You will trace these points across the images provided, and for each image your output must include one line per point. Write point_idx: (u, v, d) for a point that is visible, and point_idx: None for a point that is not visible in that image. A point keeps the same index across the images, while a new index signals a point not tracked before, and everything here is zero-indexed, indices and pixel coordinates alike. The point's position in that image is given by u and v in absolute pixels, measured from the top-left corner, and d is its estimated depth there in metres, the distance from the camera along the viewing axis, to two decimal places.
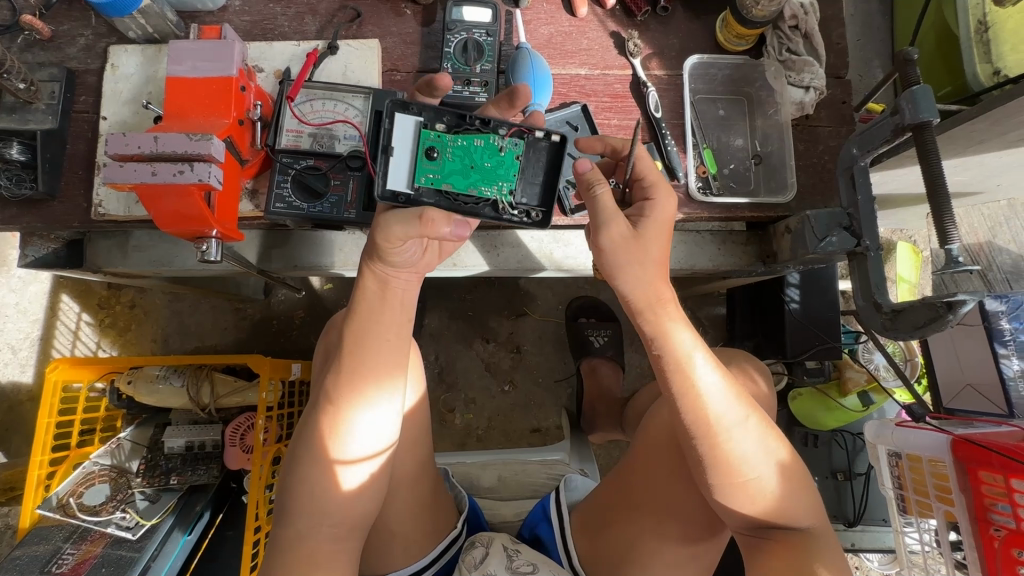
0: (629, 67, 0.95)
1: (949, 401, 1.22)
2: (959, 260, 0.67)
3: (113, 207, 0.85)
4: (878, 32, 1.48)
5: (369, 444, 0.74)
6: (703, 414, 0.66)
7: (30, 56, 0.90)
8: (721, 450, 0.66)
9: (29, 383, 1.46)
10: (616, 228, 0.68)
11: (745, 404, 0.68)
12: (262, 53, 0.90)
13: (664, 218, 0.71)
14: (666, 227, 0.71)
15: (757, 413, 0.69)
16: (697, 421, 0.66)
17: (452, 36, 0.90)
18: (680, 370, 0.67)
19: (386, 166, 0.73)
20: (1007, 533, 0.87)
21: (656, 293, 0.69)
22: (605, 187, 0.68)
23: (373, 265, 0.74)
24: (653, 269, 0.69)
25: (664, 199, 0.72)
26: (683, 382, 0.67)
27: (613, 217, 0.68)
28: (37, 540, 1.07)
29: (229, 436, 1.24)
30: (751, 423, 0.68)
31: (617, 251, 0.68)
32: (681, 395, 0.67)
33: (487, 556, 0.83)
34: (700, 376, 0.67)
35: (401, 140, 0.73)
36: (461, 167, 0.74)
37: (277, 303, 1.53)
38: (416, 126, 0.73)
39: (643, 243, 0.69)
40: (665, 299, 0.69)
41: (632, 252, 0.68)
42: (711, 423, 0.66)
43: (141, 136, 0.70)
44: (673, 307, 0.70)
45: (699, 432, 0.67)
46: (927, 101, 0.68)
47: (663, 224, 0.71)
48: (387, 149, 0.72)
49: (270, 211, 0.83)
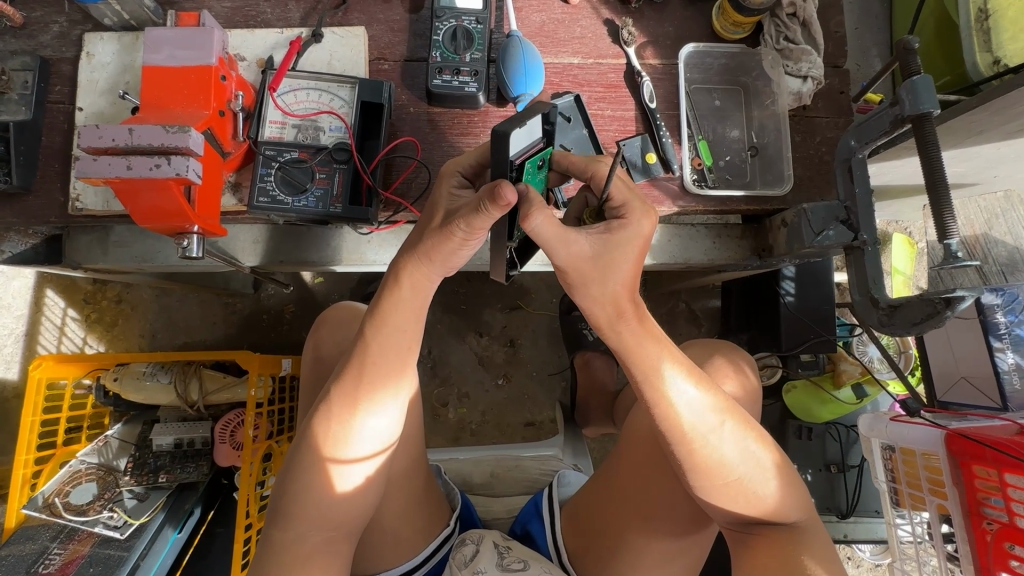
0: (623, 56, 0.93)
1: (943, 395, 1.21)
2: (958, 255, 0.65)
3: (91, 201, 0.83)
4: (877, 20, 1.45)
5: (368, 446, 0.72)
6: (677, 423, 0.64)
7: (2, 44, 0.87)
8: (698, 455, 0.65)
9: (14, 379, 1.44)
10: (569, 250, 0.59)
11: (722, 407, 0.66)
12: (243, 41, 0.87)
13: (633, 234, 0.61)
14: (635, 247, 0.61)
15: (734, 416, 0.67)
16: (671, 427, 0.65)
17: (441, 23, 0.87)
18: (649, 382, 0.64)
19: (521, 122, 0.55)
20: (999, 527, 0.87)
21: (616, 305, 0.61)
22: (544, 212, 0.56)
23: (409, 264, 0.68)
24: (616, 283, 0.60)
25: (637, 217, 0.62)
26: (655, 395, 0.64)
27: (561, 241, 0.58)
28: (24, 539, 1.06)
29: (218, 433, 1.22)
30: (727, 428, 0.66)
31: (571, 272, 0.60)
32: (654, 405, 0.64)
33: (478, 553, 0.82)
34: (671, 386, 0.64)
35: (536, 126, 0.59)
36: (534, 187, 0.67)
37: (266, 297, 1.51)
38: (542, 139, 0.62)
39: (609, 258, 0.60)
40: (626, 313, 0.62)
41: (587, 271, 0.60)
42: (685, 430, 0.64)
43: (115, 128, 0.67)
44: (636, 323, 0.62)
45: (676, 439, 0.65)
46: (927, 92, 0.66)
47: (631, 241, 0.61)
48: (530, 114, 0.57)
49: (253, 206, 0.80)
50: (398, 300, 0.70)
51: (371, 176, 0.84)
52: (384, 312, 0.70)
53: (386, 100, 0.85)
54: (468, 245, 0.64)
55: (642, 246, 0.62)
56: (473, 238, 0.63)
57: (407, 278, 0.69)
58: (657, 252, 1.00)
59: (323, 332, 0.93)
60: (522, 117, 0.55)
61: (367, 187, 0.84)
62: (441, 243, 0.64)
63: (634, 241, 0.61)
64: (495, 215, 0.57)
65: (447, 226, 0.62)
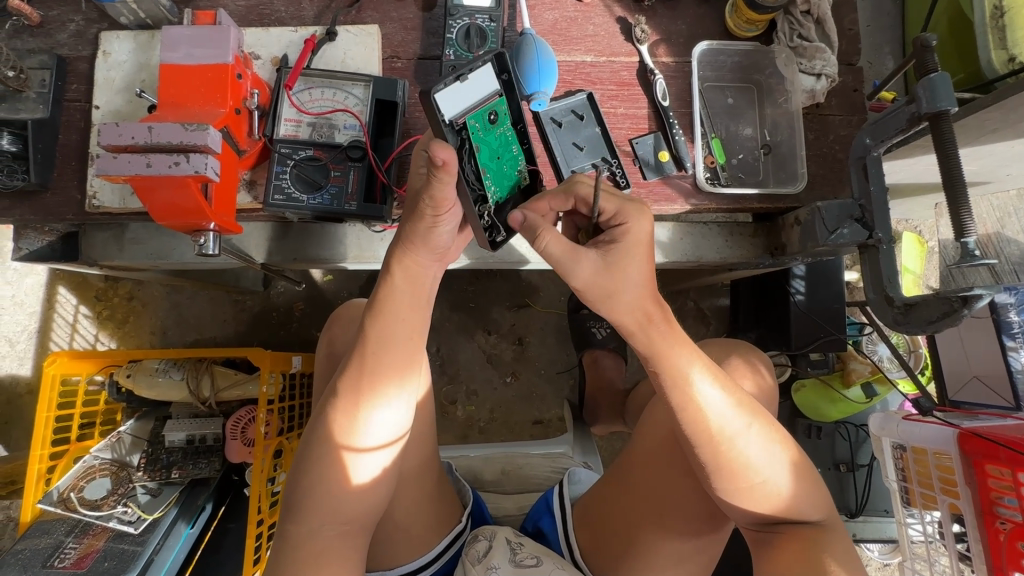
0: (636, 54, 0.93)
1: (955, 394, 1.21)
2: (975, 253, 0.65)
3: (108, 199, 0.83)
4: (888, 18, 1.45)
5: (380, 436, 0.73)
6: (703, 425, 0.64)
7: (19, 42, 0.88)
8: (724, 457, 0.65)
9: (28, 375, 1.45)
10: (582, 266, 0.62)
11: (747, 409, 0.66)
12: (258, 39, 0.87)
13: (633, 241, 0.64)
14: (642, 249, 0.64)
15: (758, 418, 0.67)
16: (696, 429, 0.65)
17: (454, 21, 0.88)
18: (675, 384, 0.64)
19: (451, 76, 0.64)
20: (1012, 527, 0.86)
21: (645, 312, 0.64)
22: (547, 231, 0.63)
23: (401, 254, 0.70)
24: (638, 291, 0.63)
25: (635, 219, 0.65)
26: (681, 397, 0.64)
27: (574, 258, 0.62)
28: (39, 533, 1.07)
29: (229, 429, 1.22)
30: (752, 431, 0.66)
31: (588, 289, 0.63)
32: (680, 408, 0.64)
33: (491, 549, 0.82)
34: (697, 389, 0.64)
35: (478, 82, 0.67)
36: (493, 146, 0.72)
37: (276, 295, 1.52)
38: (495, 91, 0.69)
39: (622, 272, 0.62)
40: (654, 317, 0.64)
41: (602, 287, 0.62)
42: (712, 431, 0.65)
43: (135, 126, 0.67)
44: (665, 326, 0.64)
45: (700, 441, 0.65)
46: (945, 89, 0.66)
47: (636, 245, 0.64)
48: (465, 71, 0.64)
49: (268, 203, 0.81)
50: (393, 288, 0.71)
51: (384, 174, 0.84)
52: (383, 305, 0.71)
53: (400, 97, 0.86)
54: (442, 222, 0.66)
55: (645, 247, 0.64)
56: (442, 215, 0.65)
57: (398, 266, 0.71)
58: (669, 250, 1.01)
59: (337, 330, 0.94)
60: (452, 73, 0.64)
61: (381, 184, 0.84)
62: (418, 229, 0.67)
63: (638, 243, 0.64)
64: (449, 179, 0.59)
65: (416, 208, 0.65)
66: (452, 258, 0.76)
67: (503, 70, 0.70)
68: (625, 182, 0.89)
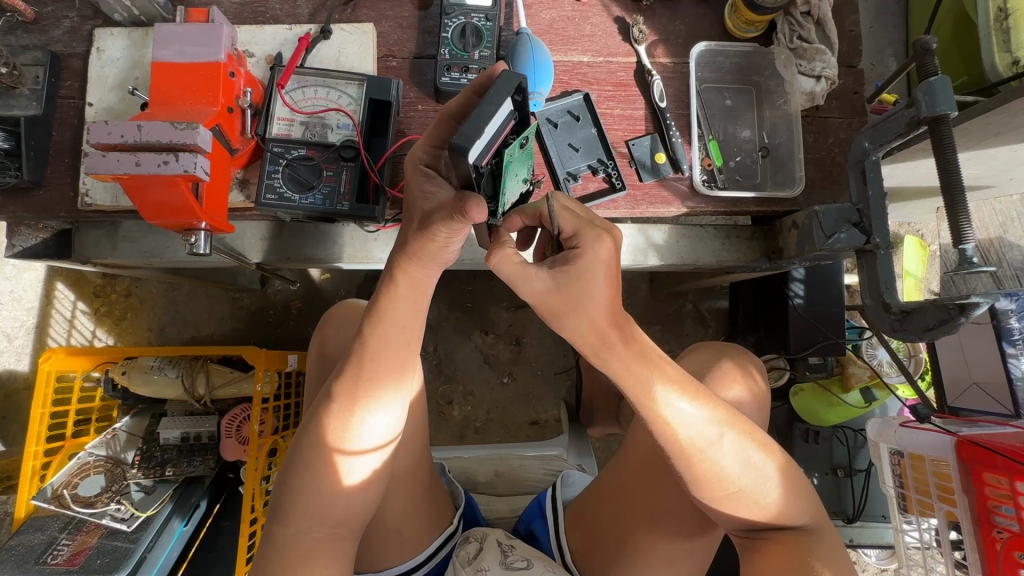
0: (634, 54, 0.92)
1: (953, 400, 1.19)
2: (973, 261, 0.64)
3: (100, 197, 0.83)
4: (892, 18, 1.43)
5: (368, 442, 0.72)
6: (677, 439, 0.63)
7: (14, 39, 0.87)
8: (699, 469, 0.64)
9: (25, 371, 1.45)
10: (532, 285, 0.59)
11: (721, 418, 0.65)
12: (252, 37, 0.86)
13: (590, 264, 0.58)
14: (598, 275, 0.58)
15: (734, 426, 0.65)
16: (670, 443, 0.64)
17: (450, 20, 0.87)
18: (645, 403, 0.62)
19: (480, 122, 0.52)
20: (1009, 536, 0.85)
21: (599, 334, 0.60)
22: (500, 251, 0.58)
23: (408, 269, 0.67)
24: (596, 313, 0.59)
25: (593, 239, 0.58)
26: (651, 412, 0.63)
27: (520, 279, 0.58)
28: (33, 529, 1.07)
29: (224, 427, 1.23)
30: (727, 440, 0.65)
31: (540, 306, 0.60)
32: (651, 424, 0.63)
33: (481, 551, 0.82)
34: (666, 404, 0.62)
35: (503, 116, 0.56)
36: (516, 172, 0.64)
37: (273, 293, 1.52)
38: (511, 115, 0.58)
39: (576, 292, 0.58)
40: (609, 340, 0.60)
41: (555, 304, 0.59)
42: (684, 444, 0.63)
43: (124, 124, 0.67)
44: (621, 348, 0.61)
45: (676, 453, 0.64)
46: (945, 93, 0.65)
47: (593, 268, 0.58)
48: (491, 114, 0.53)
49: (260, 203, 0.80)
50: (392, 296, 0.69)
51: (378, 174, 0.84)
52: (370, 311, 0.70)
53: (394, 97, 0.85)
54: (450, 242, 0.63)
55: (605, 269, 0.58)
56: (451, 237, 0.61)
57: (403, 276, 0.68)
58: (665, 252, 1.00)
59: (328, 331, 0.93)
60: (480, 122, 0.52)
61: (374, 184, 0.84)
62: (424, 245, 0.64)
63: (593, 266, 0.58)
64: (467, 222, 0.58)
65: (427, 229, 0.61)
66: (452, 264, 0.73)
67: (519, 91, 0.57)
68: (621, 183, 0.88)
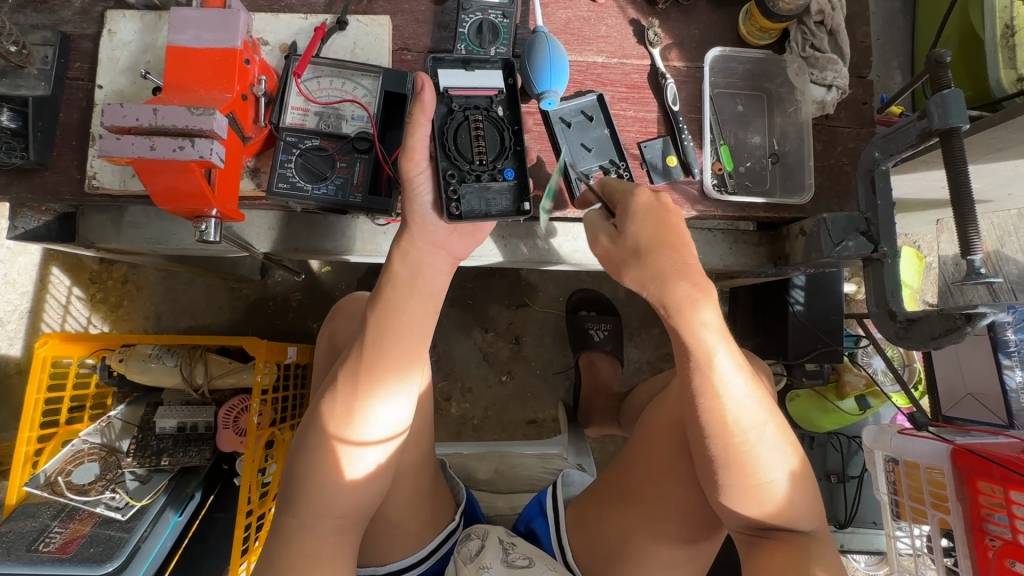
0: (647, 57, 0.92)
1: (948, 409, 1.21)
2: (981, 272, 0.65)
3: (108, 179, 0.82)
4: (898, 32, 1.45)
5: (381, 432, 0.72)
6: (723, 411, 0.65)
7: (21, 17, 0.86)
8: (734, 449, 0.65)
9: (17, 356, 1.43)
10: (602, 239, 0.74)
11: (765, 406, 0.67)
12: (267, 25, 0.86)
13: (641, 203, 0.70)
14: (651, 214, 0.70)
15: (774, 416, 0.67)
16: (713, 416, 0.65)
17: (467, 16, 0.87)
18: (701, 371, 0.65)
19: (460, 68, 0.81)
20: (1001, 544, 0.87)
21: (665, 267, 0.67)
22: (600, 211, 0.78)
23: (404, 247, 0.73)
24: (668, 254, 0.67)
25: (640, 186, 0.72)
26: (704, 381, 0.65)
27: (598, 228, 0.75)
28: (24, 516, 1.05)
29: (220, 419, 1.21)
30: (769, 427, 0.66)
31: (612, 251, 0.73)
32: (700, 394, 0.65)
33: (483, 548, 0.82)
34: (722, 377, 0.65)
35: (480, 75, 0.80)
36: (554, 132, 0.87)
37: (274, 284, 1.51)
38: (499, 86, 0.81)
39: (636, 236, 0.70)
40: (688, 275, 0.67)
41: (625, 251, 0.71)
42: (728, 421, 0.65)
43: (140, 108, 0.66)
44: (694, 289, 0.66)
45: (714, 429, 0.65)
46: (957, 106, 0.65)
47: (649, 208, 0.69)
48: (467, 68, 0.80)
49: (272, 191, 0.79)
50: (397, 280, 0.73)
51: (391, 167, 0.84)
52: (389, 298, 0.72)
53: (409, 90, 0.85)
54: (419, 178, 0.72)
55: (655, 207, 0.70)
56: (416, 167, 0.72)
57: (400, 258, 0.73)
58: None
59: (338, 323, 0.93)
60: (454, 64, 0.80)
61: (387, 177, 0.84)
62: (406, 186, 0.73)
63: (643, 208, 0.70)
64: (423, 120, 0.69)
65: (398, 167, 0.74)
66: (459, 256, 0.78)
67: (510, 75, 0.80)
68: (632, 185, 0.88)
